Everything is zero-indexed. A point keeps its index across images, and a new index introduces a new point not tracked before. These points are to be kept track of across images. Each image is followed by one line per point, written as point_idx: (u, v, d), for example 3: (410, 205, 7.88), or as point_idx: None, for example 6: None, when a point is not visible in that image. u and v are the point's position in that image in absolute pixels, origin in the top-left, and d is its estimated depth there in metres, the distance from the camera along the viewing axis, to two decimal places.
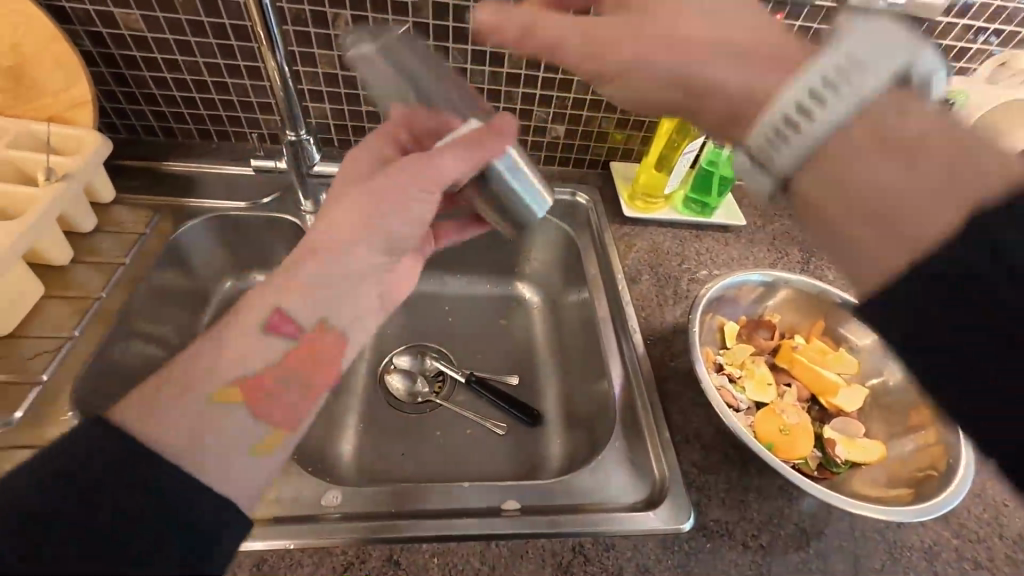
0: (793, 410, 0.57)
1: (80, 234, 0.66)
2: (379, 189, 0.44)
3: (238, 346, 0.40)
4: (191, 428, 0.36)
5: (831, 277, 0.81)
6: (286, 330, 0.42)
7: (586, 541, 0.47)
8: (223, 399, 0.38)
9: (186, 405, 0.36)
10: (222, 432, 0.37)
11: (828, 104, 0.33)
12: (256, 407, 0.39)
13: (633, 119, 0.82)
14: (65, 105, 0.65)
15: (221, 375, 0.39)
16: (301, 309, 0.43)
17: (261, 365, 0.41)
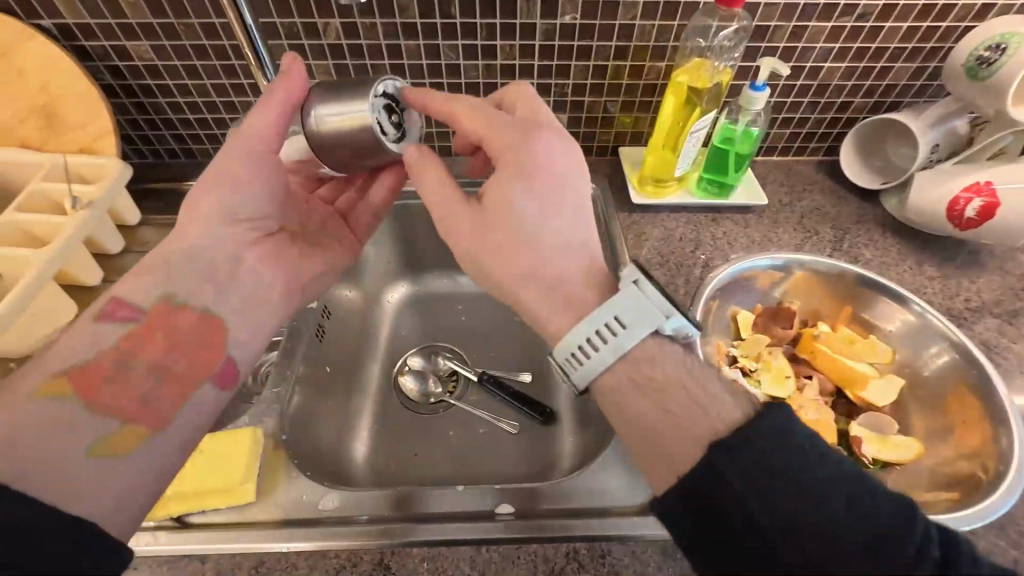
0: (813, 406, 0.55)
1: (109, 255, 0.71)
2: (209, 182, 0.51)
3: (75, 336, 0.45)
4: (12, 435, 0.38)
5: (869, 255, 0.73)
6: (125, 315, 0.47)
7: (581, 547, 0.46)
8: (52, 393, 0.41)
9: (15, 400, 0.40)
10: (51, 420, 0.40)
11: (593, 354, 0.42)
12: (90, 399, 0.42)
13: (640, 99, 0.78)
14: (93, 136, 0.69)
15: (52, 368, 0.42)
16: (133, 294, 0.48)
17: (94, 354, 0.44)
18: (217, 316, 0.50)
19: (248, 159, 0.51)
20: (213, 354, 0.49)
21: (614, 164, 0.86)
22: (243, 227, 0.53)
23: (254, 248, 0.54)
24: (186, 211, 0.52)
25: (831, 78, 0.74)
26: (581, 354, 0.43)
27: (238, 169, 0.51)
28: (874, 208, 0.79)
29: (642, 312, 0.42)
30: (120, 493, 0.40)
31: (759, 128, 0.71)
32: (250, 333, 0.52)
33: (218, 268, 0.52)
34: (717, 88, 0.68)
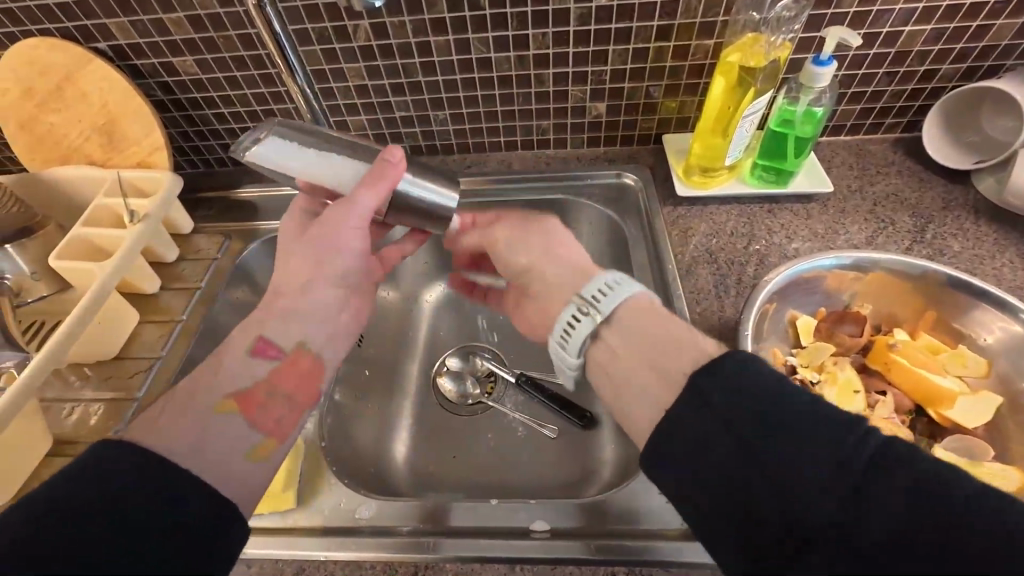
0: (885, 425, 0.49)
1: (167, 263, 0.75)
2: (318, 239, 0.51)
3: (230, 364, 0.46)
4: (197, 438, 0.40)
5: (957, 247, 0.64)
6: (271, 354, 0.47)
7: (620, 571, 0.44)
8: (224, 411, 0.43)
9: (196, 415, 0.41)
10: (221, 438, 0.41)
11: (580, 324, 0.47)
12: (250, 418, 0.44)
13: (686, 82, 0.72)
14: (149, 149, 0.73)
15: (221, 389, 0.44)
16: (279, 332, 0.48)
17: (250, 383, 0.45)
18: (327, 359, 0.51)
19: (354, 225, 0.51)
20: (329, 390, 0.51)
21: (657, 153, 0.81)
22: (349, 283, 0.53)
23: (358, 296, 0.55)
24: (293, 262, 0.51)
25: (912, 44, 0.64)
26: (567, 330, 0.47)
27: (347, 233, 0.51)
28: (964, 192, 0.69)
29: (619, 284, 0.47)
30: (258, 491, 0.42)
31: (824, 107, 0.63)
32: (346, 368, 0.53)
33: (335, 311, 0.52)
34: (773, 65, 0.61)
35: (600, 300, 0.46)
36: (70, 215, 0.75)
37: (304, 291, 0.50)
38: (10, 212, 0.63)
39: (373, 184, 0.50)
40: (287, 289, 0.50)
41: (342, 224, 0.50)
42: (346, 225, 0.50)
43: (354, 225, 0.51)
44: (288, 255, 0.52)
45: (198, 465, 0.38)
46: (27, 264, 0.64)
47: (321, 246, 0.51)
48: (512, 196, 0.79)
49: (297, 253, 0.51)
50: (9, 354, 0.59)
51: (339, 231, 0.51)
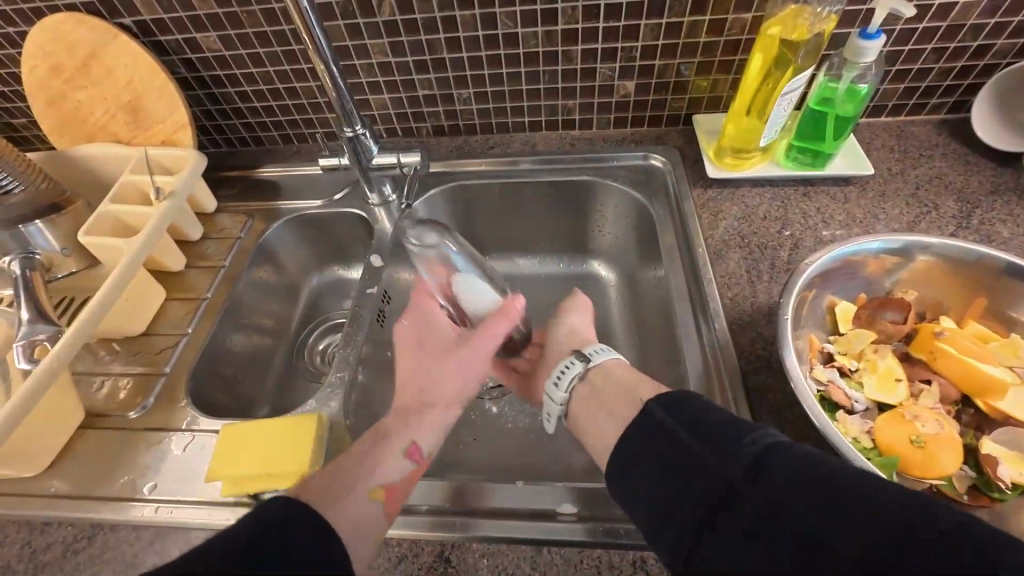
0: (932, 416, 0.47)
1: (192, 241, 0.75)
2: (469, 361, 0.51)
3: (380, 453, 0.45)
4: (348, 514, 0.40)
5: (1007, 233, 0.61)
6: (416, 457, 0.47)
7: (649, 557, 0.44)
8: (372, 499, 0.43)
9: (355, 492, 0.42)
10: (364, 524, 0.41)
11: (572, 367, 0.51)
12: (389, 510, 0.44)
13: (720, 58, 0.69)
14: (173, 127, 0.73)
15: (374, 478, 0.44)
16: (426, 437, 0.48)
17: (396, 478, 0.45)
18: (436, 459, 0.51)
19: (483, 351, 0.53)
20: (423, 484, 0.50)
21: (686, 134, 0.78)
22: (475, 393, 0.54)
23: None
24: (436, 378, 0.51)
25: (965, 18, 0.61)
26: (560, 373, 0.52)
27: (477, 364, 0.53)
28: (1013, 175, 0.65)
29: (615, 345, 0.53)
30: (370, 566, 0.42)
31: (869, 84, 0.60)
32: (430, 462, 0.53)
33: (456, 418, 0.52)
34: (817, 39, 0.58)
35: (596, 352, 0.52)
36: (97, 193, 0.76)
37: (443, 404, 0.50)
38: (39, 188, 0.63)
39: (499, 323, 0.53)
40: (437, 396, 0.50)
41: (475, 354, 0.52)
42: (482, 355, 0.52)
43: (480, 356, 0.52)
44: (425, 361, 0.52)
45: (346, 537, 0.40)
46: (57, 242, 0.65)
47: (461, 368, 0.51)
48: (533, 175, 0.77)
49: (443, 366, 0.51)
50: (41, 327, 0.57)
51: (476, 359, 0.52)
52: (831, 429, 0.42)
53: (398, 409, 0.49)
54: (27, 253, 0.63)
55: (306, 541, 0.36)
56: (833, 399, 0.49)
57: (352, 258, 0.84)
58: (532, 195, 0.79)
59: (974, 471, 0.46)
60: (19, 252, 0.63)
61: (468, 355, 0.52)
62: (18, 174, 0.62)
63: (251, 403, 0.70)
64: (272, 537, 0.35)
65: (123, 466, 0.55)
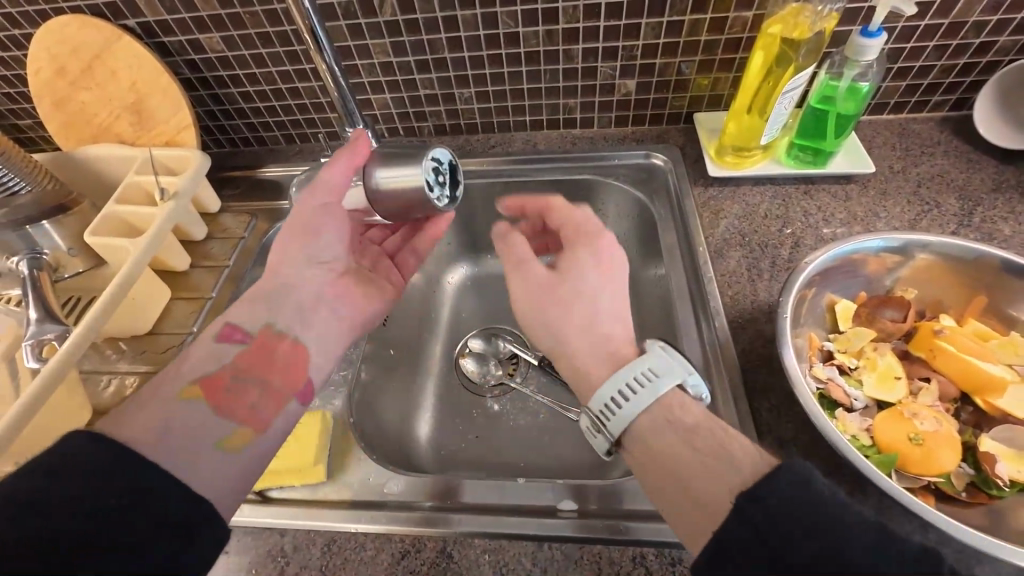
0: (931, 415, 0.47)
1: (197, 241, 0.76)
2: (294, 228, 0.53)
3: (194, 354, 0.46)
4: (162, 422, 0.40)
5: (1008, 231, 0.61)
6: (236, 338, 0.48)
7: (649, 553, 0.44)
8: (188, 398, 0.42)
9: (165, 398, 0.42)
10: (186, 422, 0.41)
11: (627, 403, 0.41)
12: (217, 404, 0.43)
13: (721, 57, 0.69)
14: (176, 128, 0.73)
15: (186, 377, 0.44)
16: (243, 319, 0.49)
17: (216, 368, 0.45)
18: (305, 343, 0.50)
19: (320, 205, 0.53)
20: (299, 374, 0.49)
21: (688, 132, 0.78)
22: (323, 265, 0.54)
23: (335, 285, 0.55)
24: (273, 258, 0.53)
25: (968, 15, 0.60)
26: (612, 404, 0.41)
27: (320, 217, 0.53)
28: (1016, 173, 0.65)
29: (673, 367, 0.42)
30: (235, 482, 0.41)
31: (870, 82, 0.60)
32: (328, 357, 0.52)
33: (304, 301, 0.52)
34: (818, 38, 0.58)
35: (648, 381, 0.41)
36: (102, 194, 0.77)
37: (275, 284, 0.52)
38: (46, 189, 0.64)
39: (340, 159, 0.52)
40: (262, 284, 0.52)
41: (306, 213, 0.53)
42: (309, 213, 0.53)
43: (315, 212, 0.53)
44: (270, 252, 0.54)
45: (164, 451, 0.38)
46: (63, 241, 0.66)
47: (294, 237, 0.53)
48: (534, 173, 0.77)
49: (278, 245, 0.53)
50: (49, 326, 0.58)
51: (302, 221, 0.53)
52: (831, 428, 0.43)
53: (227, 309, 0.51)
54: (35, 253, 0.65)
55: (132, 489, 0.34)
56: (832, 397, 0.49)
57: None
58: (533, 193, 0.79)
59: (972, 469, 0.46)
60: (27, 252, 0.64)
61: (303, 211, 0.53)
62: (25, 175, 0.62)
63: None
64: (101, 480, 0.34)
65: None
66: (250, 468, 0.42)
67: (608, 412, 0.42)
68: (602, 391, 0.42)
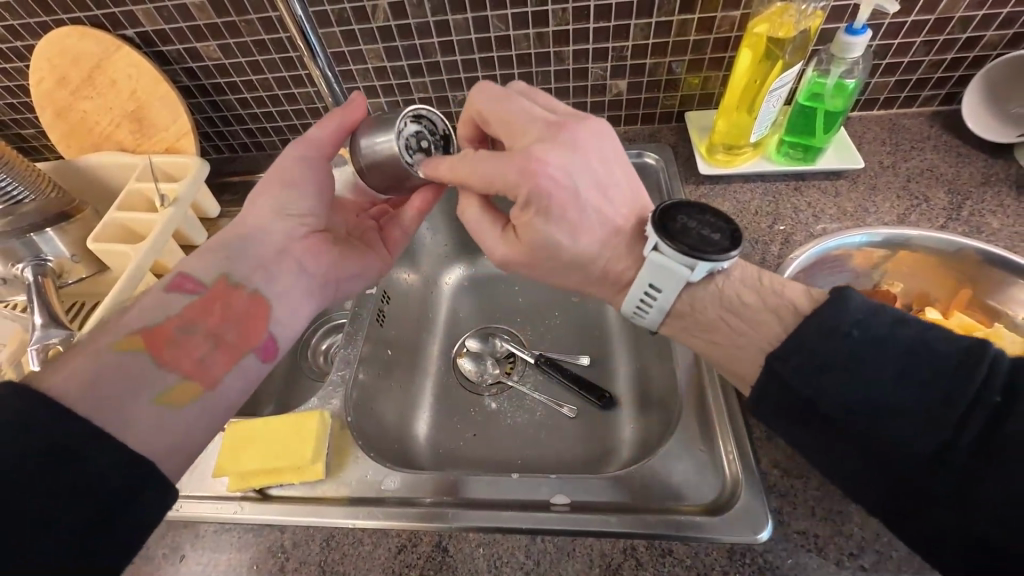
0: None
1: (195, 246, 0.77)
2: (272, 176, 0.55)
3: (142, 303, 0.47)
4: (96, 369, 0.41)
5: (996, 225, 0.61)
6: (187, 288, 0.49)
7: (640, 544, 0.45)
8: (127, 347, 0.43)
9: (102, 346, 0.42)
10: (127, 370, 0.42)
11: (653, 304, 0.46)
12: (161, 354, 0.44)
13: (710, 56, 0.70)
14: (175, 135, 0.75)
15: (128, 326, 0.45)
16: (197, 269, 0.50)
17: (164, 318, 0.46)
18: (264, 296, 0.52)
19: (304, 158, 0.55)
20: (256, 330, 0.51)
21: (680, 131, 0.79)
22: (293, 220, 0.55)
23: (303, 241, 0.56)
24: (248, 209, 0.55)
25: (953, 11, 0.61)
26: (640, 307, 0.47)
27: (298, 167, 0.55)
28: (1005, 166, 0.66)
29: (673, 265, 0.43)
30: (176, 438, 0.42)
31: (857, 79, 0.61)
32: (292, 318, 0.54)
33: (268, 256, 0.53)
34: (804, 35, 0.58)
35: (665, 282, 0.44)
36: (104, 201, 0.78)
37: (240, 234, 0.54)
38: (48, 196, 0.66)
39: (326, 125, 0.54)
40: (226, 236, 0.54)
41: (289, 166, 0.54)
42: (293, 164, 0.54)
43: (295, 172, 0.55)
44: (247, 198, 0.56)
45: (95, 397, 0.39)
46: (67, 248, 0.67)
47: (271, 189, 0.54)
48: None
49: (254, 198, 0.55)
50: (53, 331, 0.59)
51: (282, 172, 0.55)
52: None
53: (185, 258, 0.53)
54: (39, 259, 0.65)
55: (90, 466, 0.34)
56: None
57: None
58: None
59: None
60: (31, 258, 0.65)
61: (286, 160, 0.55)
62: (28, 183, 0.64)
63: (256, 403, 0.72)
64: (81, 457, 0.34)
65: None
66: (192, 425, 0.43)
67: (642, 311, 0.48)
68: (627, 300, 0.47)
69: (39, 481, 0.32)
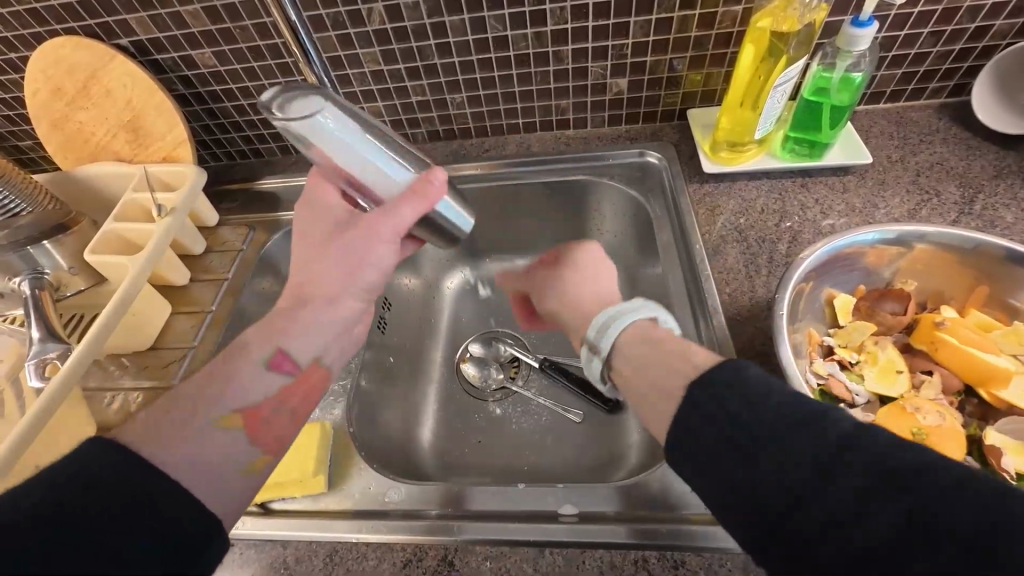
0: (933, 407, 0.47)
1: (195, 255, 0.76)
2: (348, 246, 0.47)
3: (242, 374, 0.44)
4: (199, 449, 0.39)
5: (1011, 219, 0.59)
6: (286, 368, 0.46)
7: (652, 556, 0.44)
8: (226, 426, 0.42)
9: (203, 422, 0.41)
10: (221, 451, 0.40)
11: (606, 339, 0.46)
12: (256, 436, 0.43)
13: (712, 52, 0.69)
14: (172, 144, 0.74)
15: (229, 401, 0.43)
16: (297, 348, 0.47)
17: (260, 398, 0.44)
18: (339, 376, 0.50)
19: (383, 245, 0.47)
20: None
21: (682, 129, 0.78)
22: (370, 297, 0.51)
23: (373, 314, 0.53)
24: (310, 273, 0.47)
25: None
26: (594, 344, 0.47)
27: (373, 249, 0.47)
28: (1016, 157, 0.64)
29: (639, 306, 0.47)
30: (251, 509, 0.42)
31: (863, 72, 0.59)
32: None
33: None
34: (808, 29, 0.57)
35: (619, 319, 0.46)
36: (102, 212, 0.77)
37: (324, 303, 0.47)
38: (46, 208, 0.65)
39: (414, 202, 0.46)
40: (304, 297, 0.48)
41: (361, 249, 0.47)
42: (372, 249, 0.47)
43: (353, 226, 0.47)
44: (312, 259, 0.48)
45: (195, 477, 0.38)
46: (64, 260, 0.66)
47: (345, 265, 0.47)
48: (531, 175, 0.77)
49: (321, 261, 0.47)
50: (50, 345, 0.59)
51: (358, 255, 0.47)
52: None
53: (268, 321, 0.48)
54: (36, 272, 0.65)
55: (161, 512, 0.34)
56: (833, 392, 0.50)
57: None
58: (530, 197, 0.79)
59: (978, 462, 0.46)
60: (28, 271, 0.64)
61: (361, 239, 0.46)
62: (26, 196, 0.64)
63: None
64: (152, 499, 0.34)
65: None
66: None
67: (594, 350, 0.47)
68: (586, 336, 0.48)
69: (116, 518, 0.32)
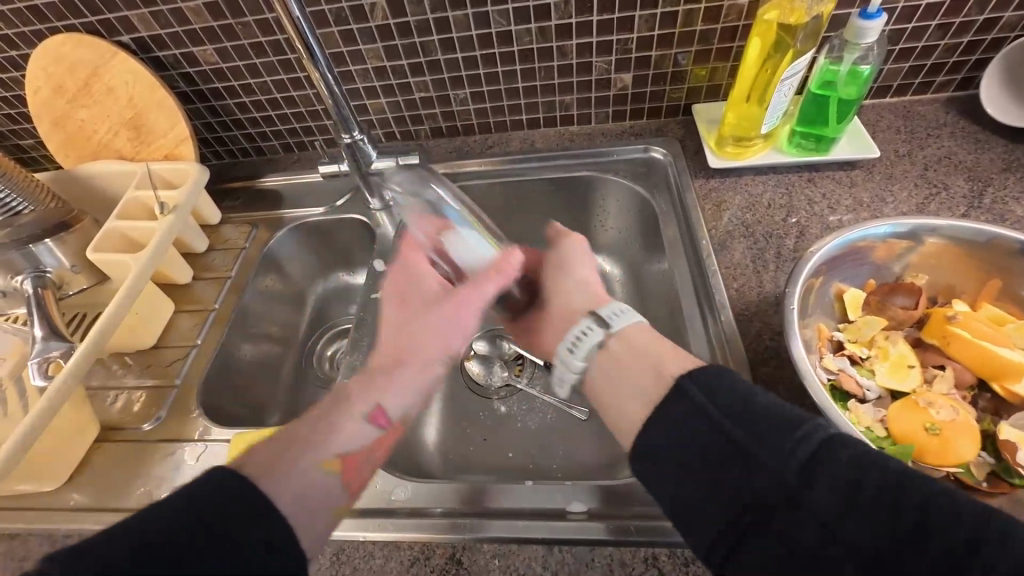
0: (947, 402, 0.47)
1: (198, 254, 0.76)
2: (449, 310, 0.51)
3: (344, 424, 0.45)
4: (298, 490, 0.39)
5: (1021, 212, 0.59)
6: (382, 421, 0.47)
7: (661, 554, 0.44)
8: (328, 470, 0.42)
9: (307, 468, 0.41)
10: (316, 497, 0.40)
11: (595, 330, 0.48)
12: (349, 481, 0.43)
13: (717, 46, 0.68)
14: (174, 141, 0.73)
15: (330, 447, 0.43)
16: (393, 403, 0.48)
17: (356, 447, 0.45)
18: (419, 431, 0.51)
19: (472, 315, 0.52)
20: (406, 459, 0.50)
21: (687, 125, 0.78)
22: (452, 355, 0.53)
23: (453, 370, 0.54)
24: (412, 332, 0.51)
25: None
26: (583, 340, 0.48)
27: (462, 316, 0.51)
28: None
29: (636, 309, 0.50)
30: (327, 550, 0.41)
31: (871, 65, 0.58)
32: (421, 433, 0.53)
33: None
34: (816, 21, 0.56)
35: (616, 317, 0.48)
36: (103, 210, 0.77)
37: (422, 365, 0.50)
38: (48, 207, 0.65)
39: (494, 276, 0.53)
40: (403, 354, 0.50)
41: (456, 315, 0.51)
42: (463, 317, 0.52)
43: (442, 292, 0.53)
44: (416, 320, 0.52)
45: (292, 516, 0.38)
46: (67, 259, 0.66)
47: (442, 327, 0.51)
48: (537, 172, 0.77)
49: (426, 319, 0.51)
50: (54, 343, 0.58)
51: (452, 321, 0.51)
52: (831, 408, 0.42)
53: (370, 374, 0.49)
54: (39, 271, 0.64)
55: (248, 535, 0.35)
56: (844, 387, 0.50)
57: (356, 264, 0.85)
58: (534, 193, 0.78)
59: (993, 458, 0.45)
60: (31, 270, 0.64)
61: (449, 302, 0.52)
62: (28, 195, 0.63)
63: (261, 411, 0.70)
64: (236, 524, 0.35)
65: (140, 475, 0.56)
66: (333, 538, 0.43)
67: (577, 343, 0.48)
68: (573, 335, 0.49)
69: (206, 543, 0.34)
